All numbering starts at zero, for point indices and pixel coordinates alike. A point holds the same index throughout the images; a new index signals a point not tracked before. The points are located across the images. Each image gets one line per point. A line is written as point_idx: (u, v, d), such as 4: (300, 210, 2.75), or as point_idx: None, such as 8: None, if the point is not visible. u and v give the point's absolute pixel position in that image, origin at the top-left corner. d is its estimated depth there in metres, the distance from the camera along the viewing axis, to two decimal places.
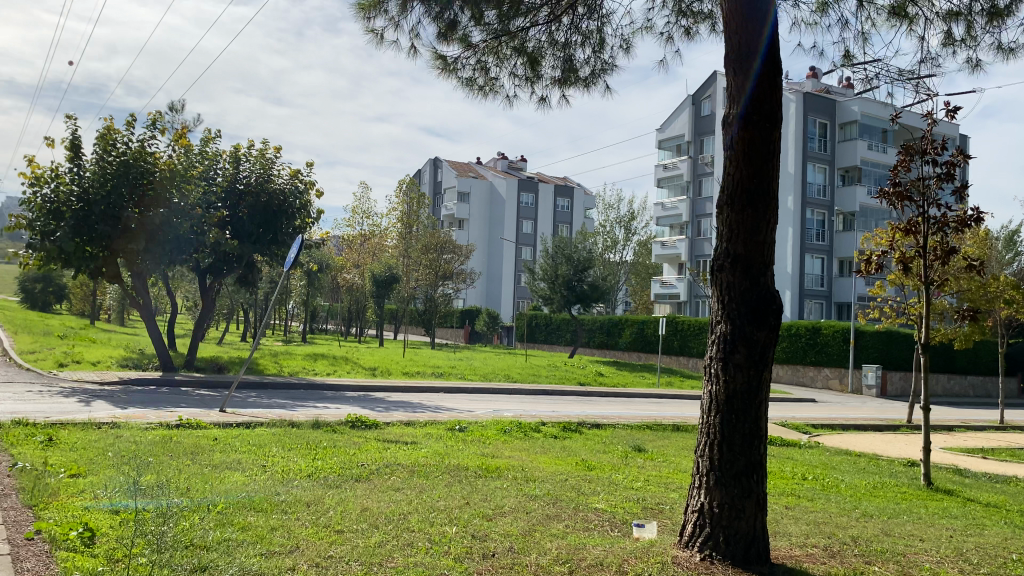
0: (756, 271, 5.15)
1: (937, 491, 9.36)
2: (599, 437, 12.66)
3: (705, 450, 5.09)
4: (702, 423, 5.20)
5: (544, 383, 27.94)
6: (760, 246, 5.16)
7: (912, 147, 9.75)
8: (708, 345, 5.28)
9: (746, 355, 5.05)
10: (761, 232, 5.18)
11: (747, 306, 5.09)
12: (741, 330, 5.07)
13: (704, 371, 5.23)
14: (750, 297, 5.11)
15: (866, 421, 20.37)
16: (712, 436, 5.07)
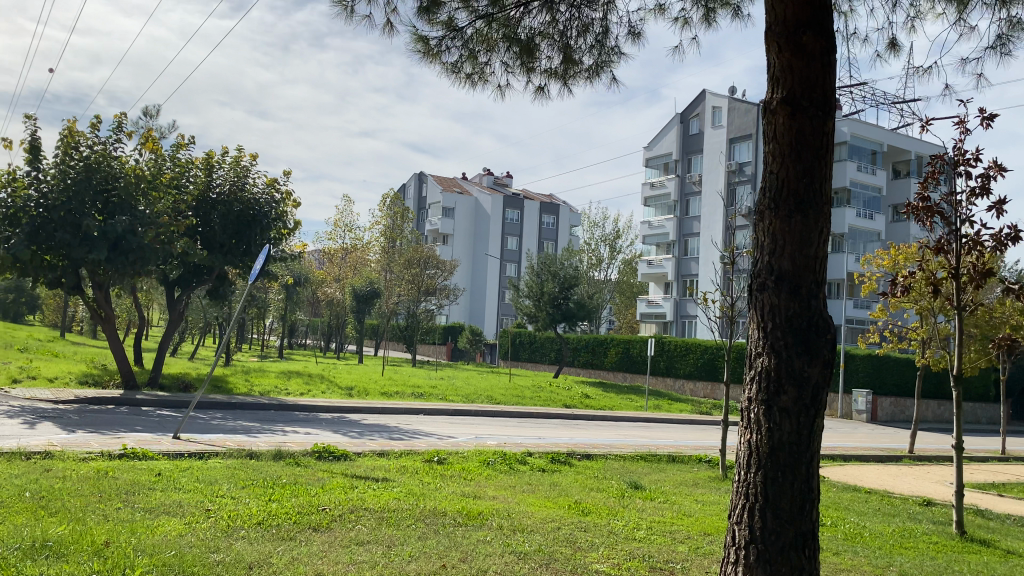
0: (805, 292, 4.22)
1: (972, 542, 8.37)
2: (591, 471, 11.61)
3: (743, 515, 4.14)
4: (738, 480, 4.26)
5: (529, 405, 26.86)
6: (810, 261, 4.23)
7: (943, 158, 8.90)
8: (745, 383, 4.34)
9: (795, 398, 4.11)
10: (812, 244, 4.26)
11: (795, 336, 4.16)
12: (788, 368, 4.14)
13: (743, 416, 4.29)
14: (800, 324, 4.18)
15: (864, 451, 19.44)
16: (752, 499, 4.13)
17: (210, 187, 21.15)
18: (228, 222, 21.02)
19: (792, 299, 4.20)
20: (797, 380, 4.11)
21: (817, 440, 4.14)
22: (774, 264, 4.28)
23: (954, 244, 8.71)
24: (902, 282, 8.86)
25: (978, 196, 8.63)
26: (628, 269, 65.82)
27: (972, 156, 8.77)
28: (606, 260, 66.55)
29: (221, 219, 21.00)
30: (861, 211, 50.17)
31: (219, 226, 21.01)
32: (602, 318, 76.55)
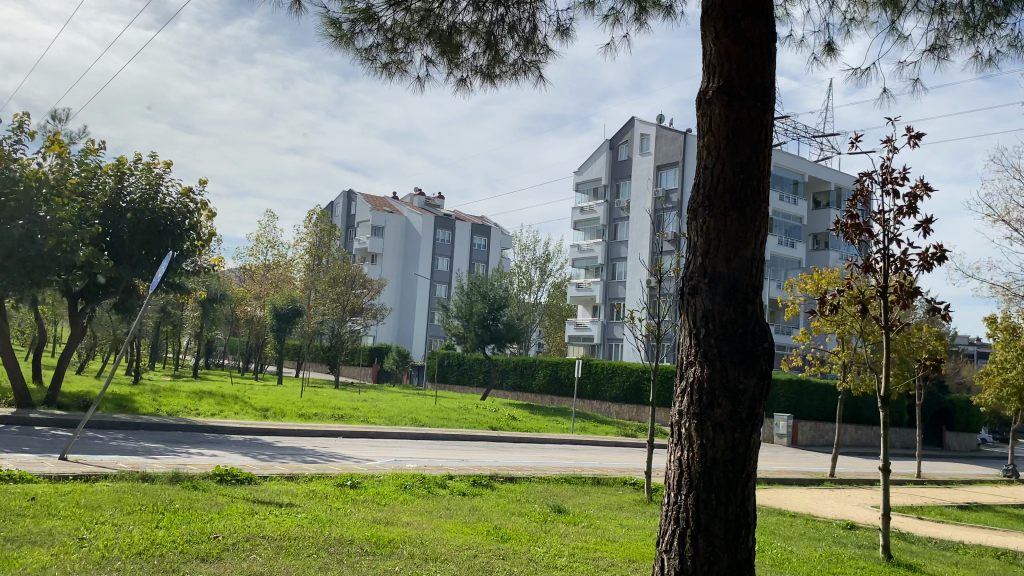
0: (742, 296, 3.90)
1: (898, 566, 8.20)
2: (513, 495, 11.15)
3: (671, 539, 3.77)
4: (667, 500, 3.89)
5: (454, 427, 26.21)
6: (747, 265, 3.93)
7: (871, 176, 8.81)
8: (676, 395, 3.98)
9: (729, 412, 3.77)
10: (749, 245, 3.96)
11: (730, 344, 3.84)
12: (722, 379, 3.80)
13: (671, 430, 3.93)
14: (735, 331, 3.86)
15: (787, 474, 19.46)
16: (682, 522, 3.76)
17: (118, 195, 19.94)
18: (137, 231, 19.88)
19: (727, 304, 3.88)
20: (732, 392, 3.78)
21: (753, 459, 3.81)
22: (707, 266, 3.96)
23: (881, 262, 8.61)
24: (831, 301, 8.69)
25: (907, 214, 8.55)
26: (557, 292, 65.90)
27: (900, 175, 8.70)
28: (535, 282, 66.42)
29: (128, 226, 19.84)
30: (783, 240, 51.36)
31: (126, 234, 19.85)
32: (531, 341, 76.42)
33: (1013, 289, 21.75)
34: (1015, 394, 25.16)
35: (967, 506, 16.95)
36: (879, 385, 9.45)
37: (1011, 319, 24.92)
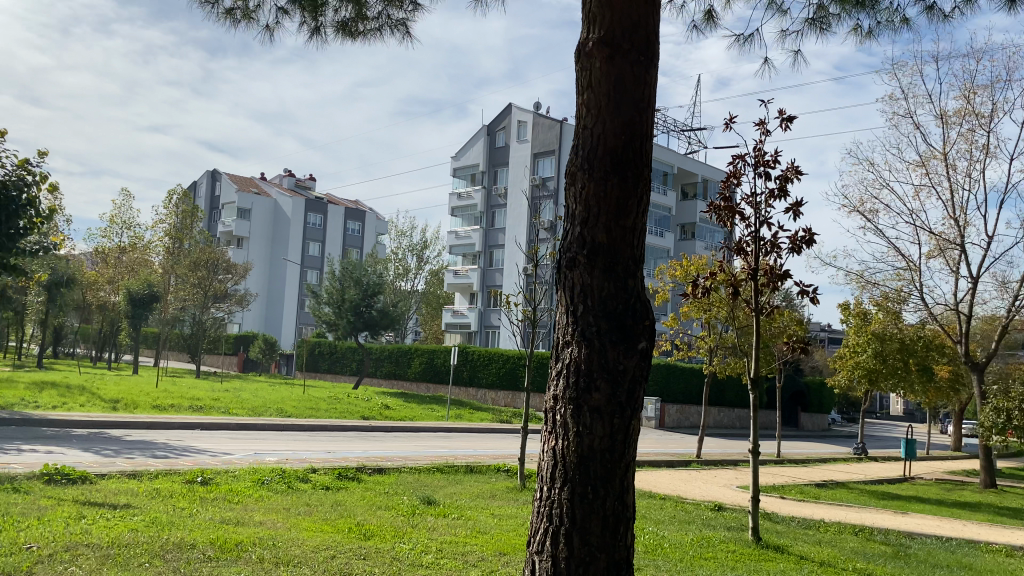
0: (623, 266, 3.57)
1: (768, 548, 8.19)
2: (381, 487, 10.60)
3: (545, 538, 3.42)
4: (539, 494, 3.53)
5: (323, 417, 25.22)
6: (630, 232, 3.59)
7: (743, 158, 8.73)
8: (549, 380, 3.60)
9: (609, 396, 3.44)
10: (630, 213, 3.61)
11: (612, 321, 3.49)
12: (600, 360, 3.47)
13: (545, 418, 3.56)
14: (618, 305, 3.52)
15: (657, 457, 19.75)
16: (557, 519, 3.41)
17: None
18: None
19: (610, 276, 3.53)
20: (612, 374, 3.45)
21: (632, 449, 3.50)
22: (585, 232, 3.61)
23: (753, 244, 8.55)
24: (704, 284, 8.55)
25: (777, 196, 8.51)
26: (433, 279, 65.23)
27: (772, 157, 8.64)
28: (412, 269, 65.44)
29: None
30: (653, 229, 52.71)
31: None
32: (407, 328, 75.48)
33: (866, 275, 22.92)
34: (866, 376, 26.39)
35: (824, 484, 17.65)
36: (747, 366, 9.48)
37: (863, 305, 26.29)
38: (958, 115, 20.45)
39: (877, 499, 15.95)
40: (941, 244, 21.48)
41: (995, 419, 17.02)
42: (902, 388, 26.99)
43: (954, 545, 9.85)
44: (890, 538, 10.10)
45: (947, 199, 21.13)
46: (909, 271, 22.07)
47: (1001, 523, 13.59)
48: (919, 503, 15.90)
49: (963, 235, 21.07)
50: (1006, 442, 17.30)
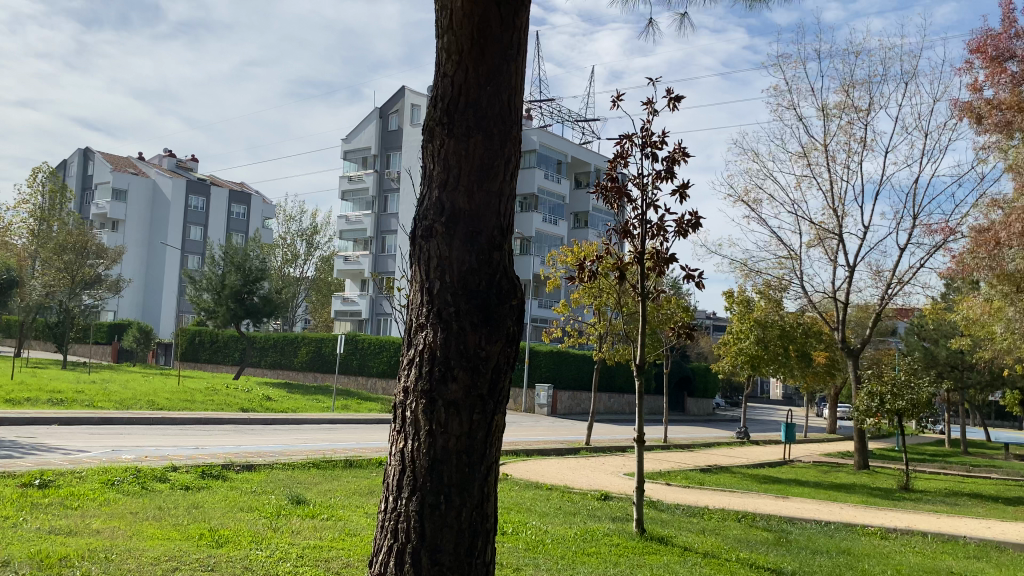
0: (486, 242, 3.44)
1: (651, 540, 7.94)
2: (248, 485, 9.83)
3: (399, 527, 3.32)
4: (395, 479, 3.41)
5: (197, 410, 23.82)
6: (493, 204, 3.47)
7: (631, 138, 8.34)
8: (407, 359, 3.47)
9: (467, 387, 3.33)
10: (495, 179, 3.48)
11: (471, 303, 3.36)
12: (459, 345, 3.34)
13: (402, 400, 3.42)
14: (479, 286, 3.39)
15: (547, 444, 19.55)
16: (413, 510, 3.31)
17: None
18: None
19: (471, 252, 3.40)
20: (471, 360, 3.33)
21: (493, 442, 3.40)
22: (446, 202, 3.47)
23: (640, 227, 8.20)
24: (589, 267, 8.21)
25: (664, 178, 8.16)
26: (323, 265, 63.47)
27: (660, 137, 8.29)
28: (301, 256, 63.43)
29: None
30: (547, 217, 52.82)
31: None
32: (297, 316, 73.34)
33: (749, 264, 23.44)
34: (748, 363, 27.01)
35: (708, 469, 17.86)
36: (636, 353, 9.20)
37: (747, 293, 26.92)
38: (837, 109, 21.11)
39: (759, 483, 16.22)
40: (820, 234, 22.16)
41: (868, 403, 17.59)
42: (782, 372, 27.81)
43: (832, 529, 9.93)
44: (771, 524, 10.11)
45: (826, 190, 21.82)
46: (790, 260, 22.68)
47: (874, 504, 13.99)
48: (798, 486, 16.27)
49: (841, 225, 21.79)
50: (878, 424, 17.96)
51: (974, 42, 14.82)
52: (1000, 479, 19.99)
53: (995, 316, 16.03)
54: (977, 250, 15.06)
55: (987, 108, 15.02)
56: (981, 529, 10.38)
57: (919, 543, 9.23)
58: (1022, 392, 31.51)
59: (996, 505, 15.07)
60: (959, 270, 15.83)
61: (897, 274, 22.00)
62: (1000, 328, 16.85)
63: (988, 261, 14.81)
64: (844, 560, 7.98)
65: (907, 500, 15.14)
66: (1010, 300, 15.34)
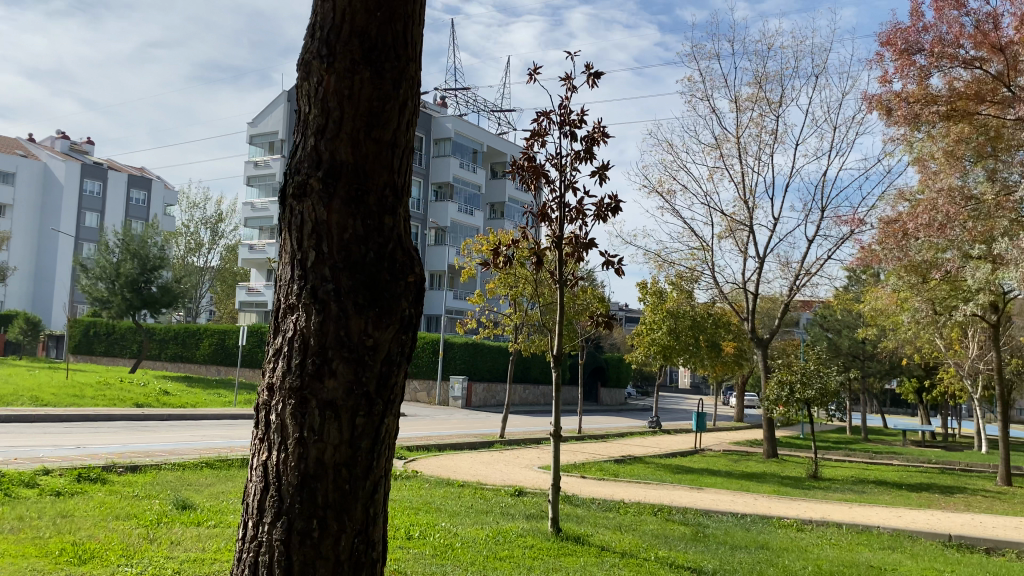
0: (374, 208, 3.06)
1: (567, 541, 7.51)
2: (129, 490, 8.93)
3: (265, 533, 2.96)
4: (263, 477, 3.04)
5: (85, 405, 22.29)
6: (381, 161, 3.09)
7: (549, 116, 7.79)
8: (283, 336, 3.08)
9: (349, 384, 2.96)
10: (385, 130, 3.12)
11: (355, 280, 2.99)
12: (339, 331, 2.97)
13: (276, 388, 3.04)
14: (367, 260, 3.02)
15: (459, 437, 19.02)
16: (283, 518, 2.94)
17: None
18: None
19: (356, 224, 3.03)
20: (356, 348, 2.97)
21: (382, 444, 3.06)
22: (324, 158, 3.06)
23: (559, 209, 7.68)
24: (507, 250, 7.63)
25: (584, 158, 7.65)
26: (229, 254, 61.18)
27: (578, 114, 7.78)
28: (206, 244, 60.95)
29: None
30: (461, 207, 52.23)
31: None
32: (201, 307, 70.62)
33: (662, 255, 23.44)
34: (660, 353, 27.08)
35: (622, 460, 17.69)
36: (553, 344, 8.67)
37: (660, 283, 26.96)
38: (749, 101, 21.25)
39: (673, 474, 16.10)
40: (731, 225, 22.30)
41: (779, 392, 17.74)
42: (693, 362, 28.04)
43: (748, 522, 9.75)
44: (687, 518, 9.87)
45: (737, 181, 21.97)
46: (702, 251, 22.75)
47: (786, 493, 14.03)
48: (712, 476, 16.24)
49: (752, 217, 21.96)
50: (788, 413, 18.14)
51: (884, 36, 15.05)
52: (901, 466, 20.58)
53: (900, 306, 16.39)
54: (884, 241, 15.33)
55: (898, 101, 15.42)
56: (892, 518, 10.41)
57: (835, 534, 9.15)
58: (918, 380, 32.78)
59: (900, 492, 15.38)
60: (866, 261, 16.11)
61: (805, 265, 22.38)
62: (904, 319, 17.25)
63: (895, 252, 15.09)
64: (763, 556, 7.73)
65: (817, 489, 15.27)
66: (916, 290, 15.69)
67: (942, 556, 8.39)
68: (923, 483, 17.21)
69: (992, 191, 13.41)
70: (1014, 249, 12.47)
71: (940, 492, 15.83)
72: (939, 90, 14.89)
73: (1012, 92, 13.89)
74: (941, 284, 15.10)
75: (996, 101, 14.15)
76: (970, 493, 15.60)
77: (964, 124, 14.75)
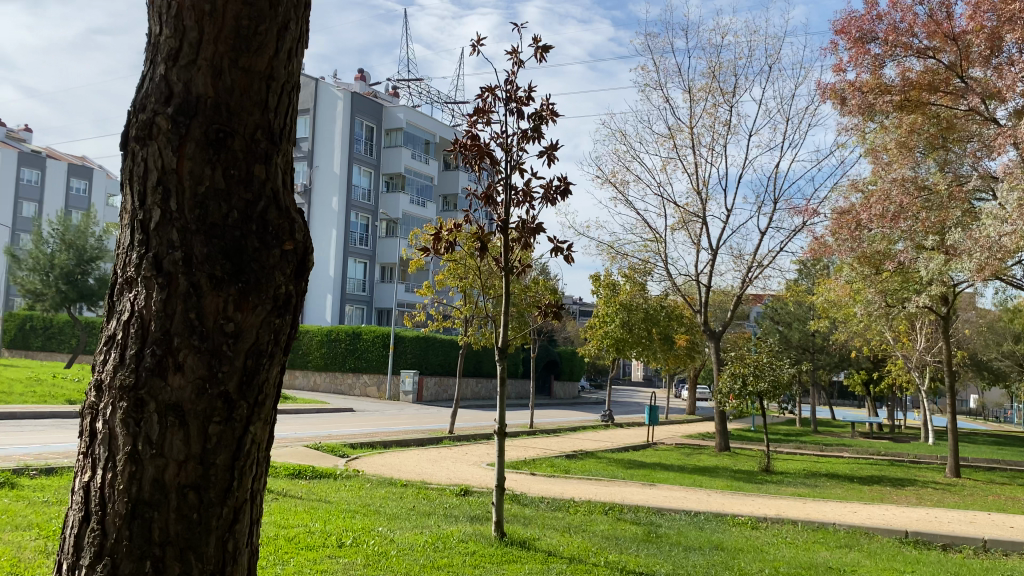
0: (242, 156, 2.65)
1: (512, 546, 7.04)
2: (39, 495, 8.21)
3: (89, 546, 2.53)
4: (96, 476, 2.60)
5: (14, 403, 21.20)
6: (250, 97, 2.69)
7: (494, 92, 7.31)
8: (122, 309, 2.65)
9: (200, 383, 2.54)
10: (256, 63, 2.71)
11: (211, 247, 2.57)
12: (189, 311, 2.55)
13: (113, 371, 2.60)
14: (227, 222, 2.60)
15: (408, 433, 18.47)
16: (111, 532, 2.51)
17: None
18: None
19: (215, 170, 2.61)
20: (208, 335, 2.55)
21: (243, 461, 2.64)
22: (176, 91, 2.64)
23: (506, 191, 7.19)
24: (448, 234, 7.09)
25: (532, 138, 7.19)
26: None
27: (526, 91, 7.31)
28: None
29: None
30: (414, 198, 51.52)
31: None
32: None
33: (615, 246, 23.13)
34: (613, 346, 26.76)
35: (574, 455, 17.30)
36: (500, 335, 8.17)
37: (612, 275, 26.67)
38: (702, 91, 21.04)
39: (626, 469, 15.75)
40: (684, 217, 22.08)
41: (731, 385, 17.53)
42: (646, 355, 27.85)
43: (702, 520, 9.41)
44: (639, 517, 9.48)
45: (690, 172, 21.77)
46: (655, 243, 22.49)
47: (740, 488, 13.76)
48: (664, 470, 15.93)
49: (705, 208, 21.76)
50: (741, 406, 17.95)
51: (839, 24, 14.93)
52: (851, 458, 20.61)
53: (852, 297, 16.30)
54: (838, 231, 15.20)
55: (851, 91, 15.36)
56: (847, 515, 10.16)
57: (791, 532, 8.85)
58: (866, 372, 33.14)
59: (852, 485, 15.24)
60: (819, 253, 15.96)
61: (757, 257, 22.28)
62: (858, 311, 17.14)
63: (849, 242, 14.97)
64: (719, 558, 7.35)
65: (770, 483, 15.05)
66: (869, 282, 15.59)
67: (899, 554, 8.11)
68: (873, 475, 17.14)
69: (944, 181, 13.36)
70: (967, 239, 12.36)
71: (891, 484, 15.74)
72: (892, 80, 14.80)
73: (965, 82, 13.85)
74: (893, 276, 15.00)
75: (948, 91, 14.12)
76: (920, 486, 15.54)
77: (917, 115, 14.69)
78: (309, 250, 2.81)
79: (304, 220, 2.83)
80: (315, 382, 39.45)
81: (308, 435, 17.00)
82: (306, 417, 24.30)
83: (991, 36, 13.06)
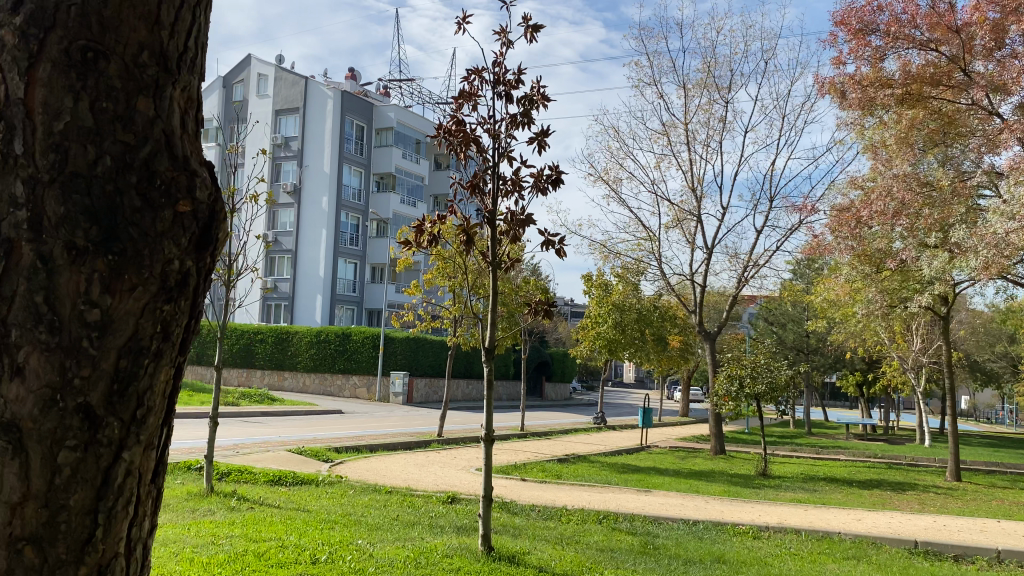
0: (113, 91, 2.23)
1: (499, 562, 6.56)
2: None
3: None
4: None
5: None
6: (131, 14, 2.28)
7: (481, 74, 6.81)
8: None
9: (51, 388, 2.10)
10: None
11: (73, 208, 2.13)
12: (39, 291, 2.11)
13: None
14: (94, 173, 2.16)
15: (396, 436, 17.97)
16: None
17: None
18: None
19: (80, 101, 2.18)
20: (68, 321, 2.12)
21: (115, 481, 2.22)
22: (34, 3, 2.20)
23: (493, 181, 6.72)
24: (431, 226, 6.60)
25: (522, 124, 6.71)
26: None
27: (516, 74, 6.82)
28: None
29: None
30: (405, 198, 51.00)
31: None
32: None
33: (608, 245, 22.71)
34: (606, 347, 26.33)
35: (566, 459, 16.84)
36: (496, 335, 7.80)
37: (605, 275, 26.25)
38: (696, 87, 20.66)
39: (619, 473, 15.31)
40: (679, 215, 21.67)
41: (728, 387, 17.10)
42: (638, 356, 27.41)
43: (700, 529, 8.97)
44: (635, 526, 9.02)
45: (684, 170, 21.38)
46: (649, 242, 22.05)
47: (736, 493, 13.34)
48: (658, 475, 15.49)
49: (700, 206, 21.35)
50: (737, 408, 17.54)
51: (838, 16, 14.53)
52: (848, 461, 20.23)
53: (850, 297, 15.88)
54: (838, 228, 14.79)
55: (851, 84, 14.94)
56: (851, 523, 9.71)
57: (794, 543, 8.42)
58: (861, 374, 32.81)
59: (852, 490, 14.83)
60: (818, 251, 15.53)
61: (752, 257, 21.89)
62: (858, 311, 16.72)
63: (849, 240, 14.54)
64: (720, 573, 6.89)
65: (768, 487, 14.63)
66: (869, 281, 15.14)
67: (910, 566, 7.67)
68: (872, 479, 16.75)
69: (947, 178, 12.91)
70: (972, 237, 11.93)
71: (890, 488, 15.34)
72: (893, 74, 14.43)
73: (968, 76, 13.43)
74: (893, 275, 14.62)
75: (951, 84, 13.69)
76: (921, 490, 15.14)
77: (917, 109, 14.24)
78: (212, 212, 2.39)
79: (207, 174, 2.41)
80: (304, 383, 38.91)
81: (293, 438, 16.50)
82: (293, 419, 23.80)
83: (994, 29, 12.62)
